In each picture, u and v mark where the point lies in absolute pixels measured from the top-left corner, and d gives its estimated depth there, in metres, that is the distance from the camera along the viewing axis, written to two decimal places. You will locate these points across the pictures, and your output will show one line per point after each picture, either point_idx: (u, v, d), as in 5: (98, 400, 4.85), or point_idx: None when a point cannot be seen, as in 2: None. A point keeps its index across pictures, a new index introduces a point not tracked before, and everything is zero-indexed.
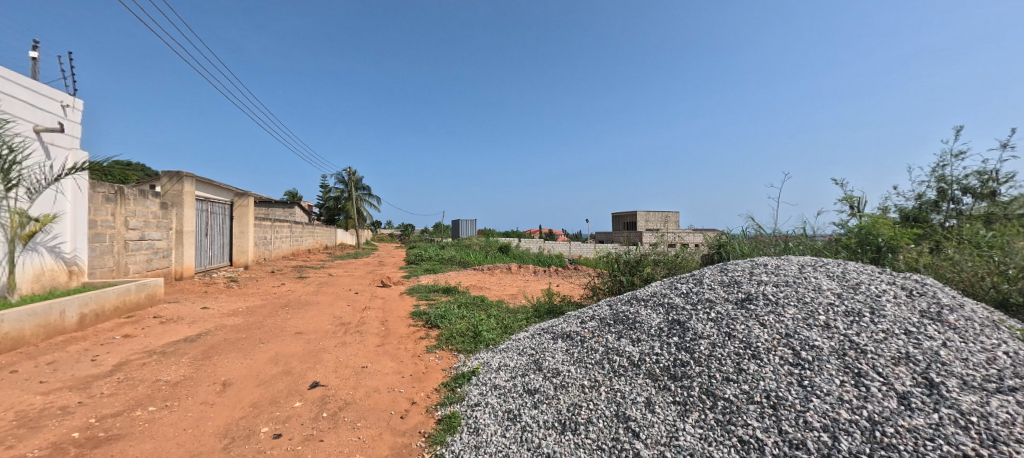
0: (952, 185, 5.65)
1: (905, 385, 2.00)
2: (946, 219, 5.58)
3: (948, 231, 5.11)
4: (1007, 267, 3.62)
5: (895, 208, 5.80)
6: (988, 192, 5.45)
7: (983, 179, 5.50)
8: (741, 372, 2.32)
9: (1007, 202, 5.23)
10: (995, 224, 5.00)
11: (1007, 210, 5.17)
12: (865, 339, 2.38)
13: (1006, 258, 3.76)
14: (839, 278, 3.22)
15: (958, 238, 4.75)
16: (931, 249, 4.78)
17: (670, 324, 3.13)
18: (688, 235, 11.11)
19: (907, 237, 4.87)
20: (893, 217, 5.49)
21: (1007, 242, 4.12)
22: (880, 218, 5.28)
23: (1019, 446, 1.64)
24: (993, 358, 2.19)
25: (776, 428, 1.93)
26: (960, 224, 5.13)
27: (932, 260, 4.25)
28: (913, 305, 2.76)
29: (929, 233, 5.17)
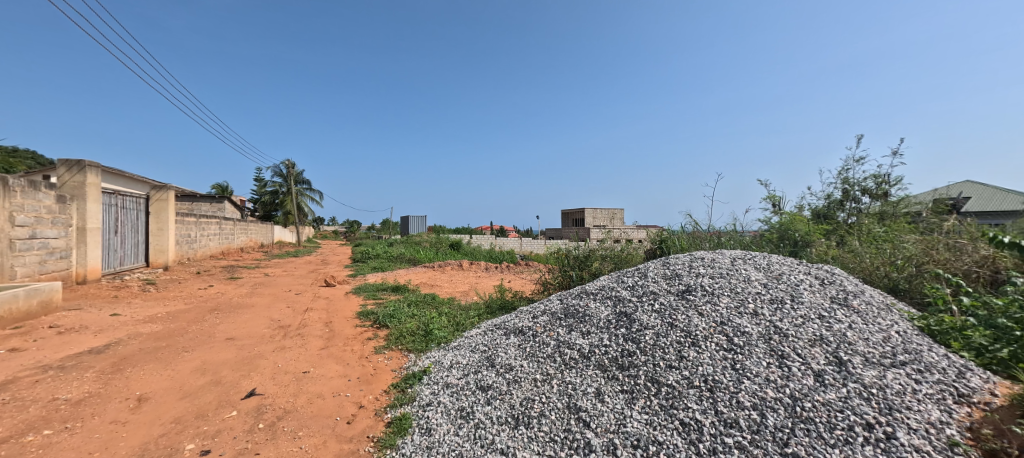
0: (854, 186, 6.38)
1: (820, 364, 2.22)
2: (850, 217, 6.28)
3: (851, 226, 5.77)
4: (897, 257, 4.16)
5: (810, 206, 6.45)
6: (882, 193, 6.24)
7: (878, 182, 6.28)
8: (682, 359, 2.46)
9: (897, 201, 6.01)
10: (888, 220, 5.73)
11: (897, 208, 5.94)
12: (787, 324, 2.61)
13: (896, 249, 4.32)
14: (765, 269, 3.51)
15: (859, 232, 5.37)
16: (838, 242, 5.37)
17: (617, 316, 3.25)
18: (632, 231, 11.65)
19: (820, 233, 5.43)
20: (807, 215, 6.10)
21: (897, 235, 4.73)
22: (798, 215, 5.83)
23: (910, 412, 1.87)
24: (888, 337, 2.49)
25: (713, 409, 2.05)
26: (861, 220, 5.82)
27: (839, 252, 4.78)
28: (825, 292, 3.08)
29: (837, 228, 5.81)
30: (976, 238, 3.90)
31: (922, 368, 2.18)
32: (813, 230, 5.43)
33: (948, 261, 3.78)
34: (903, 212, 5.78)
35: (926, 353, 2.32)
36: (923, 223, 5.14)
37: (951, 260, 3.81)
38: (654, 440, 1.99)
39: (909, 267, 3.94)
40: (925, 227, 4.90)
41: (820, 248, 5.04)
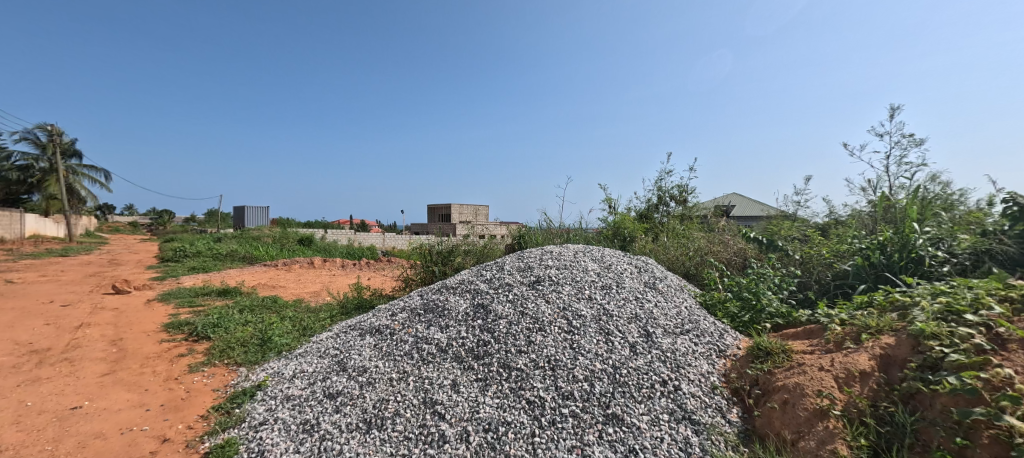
0: (665, 193, 7.90)
1: (635, 337, 2.69)
2: (663, 217, 7.75)
3: (663, 224, 7.14)
4: (690, 249, 5.31)
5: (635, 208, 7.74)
6: (683, 199, 7.87)
7: (681, 190, 7.90)
8: (530, 343, 2.69)
9: (692, 205, 7.67)
10: (687, 220, 7.27)
11: (692, 211, 7.57)
12: (613, 306, 3.09)
13: (690, 242, 5.51)
14: (599, 261, 4.09)
15: (668, 230, 6.67)
16: (653, 237, 6.58)
17: (475, 308, 3.37)
18: (494, 227, 12.16)
19: (642, 229, 6.56)
20: (633, 215, 7.30)
21: (691, 232, 6.04)
22: (626, 215, 6.94)
23: (690, 367, 2.42)
24: (680, 311, 3.17)
25: (553, 386, 2.30)
26: (669, 220, 7.25)
27: (654, 245, 5.87)
28: (641, 278, 3.75)
29: (654, 226, 7.11)
30: (737, 234, 5.24)
31: (700, 333, 2.84)
32: (637, 227, 6.51)
33: (720, 252, 4.98)
34: (698, 214, 7.41)
35: (702, 321, 3.03)
36: (708, 222, 6.67)
37: (721, 250, 5.05)
38: (503, 421, 2.14)
39: (697, 257, 5.07)
40: (710, 225, 6.37)
41: (642, 242, 6.09)
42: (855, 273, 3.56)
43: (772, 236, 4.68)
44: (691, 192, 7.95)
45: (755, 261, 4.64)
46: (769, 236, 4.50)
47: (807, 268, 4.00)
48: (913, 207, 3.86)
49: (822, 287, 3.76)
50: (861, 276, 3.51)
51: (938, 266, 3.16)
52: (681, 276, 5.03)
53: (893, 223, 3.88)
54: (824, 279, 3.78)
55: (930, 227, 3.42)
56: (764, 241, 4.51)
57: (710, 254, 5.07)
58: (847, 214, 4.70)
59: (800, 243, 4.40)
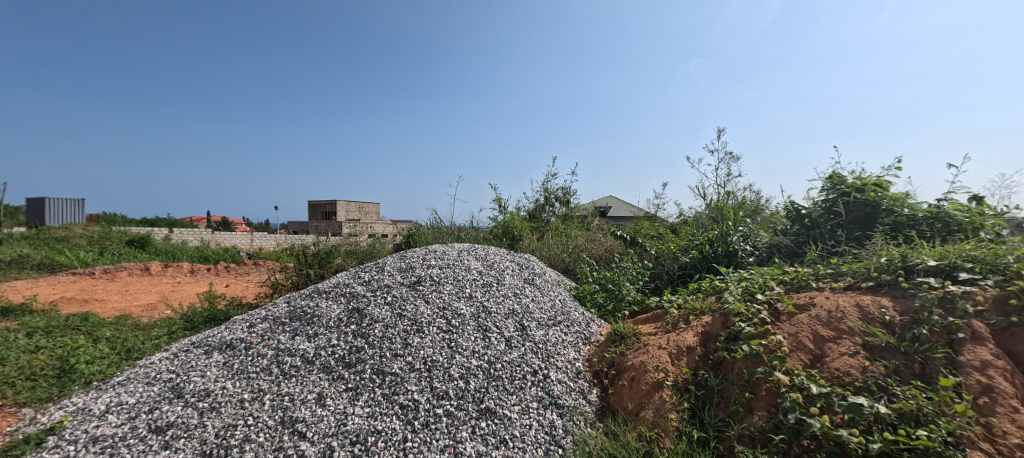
0: (551, 194, 8.44)
1: (510, 332, 2.81)
2: (549, 216, 8.27)
3: (548, 223, 7.61)
4: (569, 245, 5.76)
5: (524, 208, 8.10)
6: (566, 199, 8.51)
7: (564, 191, 8.52)
8: (406, 346, 2.61)
9: (574, 206, 8.34)
10: (569, 219, 7.87)
11: (574, 211, 8.22)
12: (492, 303, 3.18)
13: (570, 240, 5.99)
14: (482, 259, 4.17)
15: (552, 228, 7.13)
16: (539, 235, 6.96)
17: (349, 313, 3.14)
18: (382, 225, 11.53)
19: (529, 228, 6.89)
20: (522, 215, 7.63)
21: (571, 231, 6.55)
22: (515, 215, 7.21)
23: (559, 355, 2.63)
24: (554, 304, 3.41)
25: (429, 387, 2.28)
26: (554, 220, 7.76)
27: (538, 243, 6.22)
28: (521, 274, 3.93)
29: (540, 225, 7.53)
30: (607, 232, 5.84)
31: (570, 324, 3.09)
32: (524, 226, 6.82)
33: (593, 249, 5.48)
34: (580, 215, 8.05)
35: (572, 312, 3.30)
36: (586, 221, 7.32)
37: (595, 246, 5.59)
38: (373, 430, 2.03)
39: (575, 253, 5.52)
40: (587, 224, 6.98)
41: (528, 240, 6.40)
42: (692, 265, 4.27)
43: (635, 234, 5.34)
44: (573, 193, 8.62)
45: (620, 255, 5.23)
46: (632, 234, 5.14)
47: (658, 260, 4.65)
48: (733, 210, 4.81)
49: (670, 277, 4.42)
50: (697, 267, 4.22)
51: (748, 256, 3.99)
52: (560, 272, 5.41)
53: (721, 222, 4.75)
54: (671, 270, 4.45)
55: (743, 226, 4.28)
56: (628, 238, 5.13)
57: (585, 251, 5.55)
58: (690, 216, 5.62)
59: (655, 239, 5.11)
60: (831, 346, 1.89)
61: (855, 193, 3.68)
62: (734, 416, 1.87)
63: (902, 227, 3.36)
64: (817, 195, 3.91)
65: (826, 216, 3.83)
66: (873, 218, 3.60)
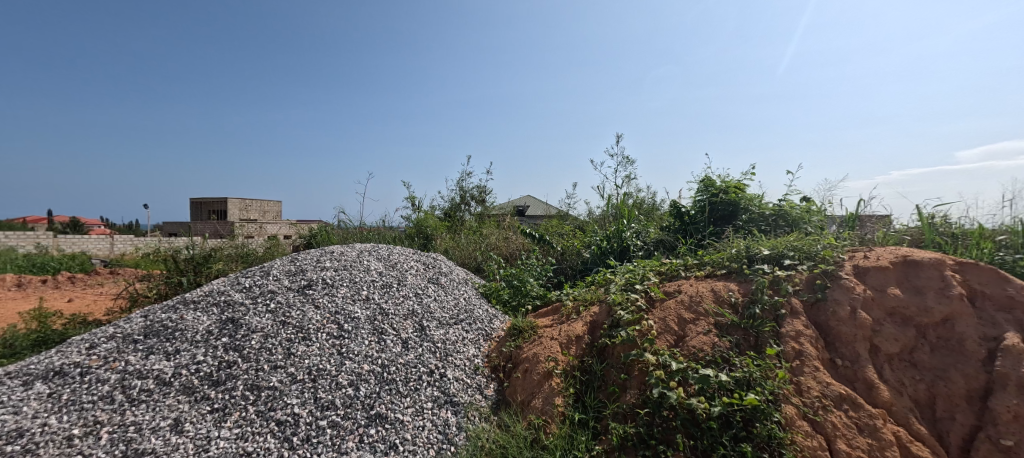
0: (466, 193, 8.38)
1: (408, 333, 2.73)
2: (465, 215, 8.20)
3: (462, 222, 7.55)
4: (482, 244, 5.77)
5: (439, 206, 7.93)
6: (481, 198, 8.51)
7: (480, 190, 8.52)
8: (288, 356, 2.38)
9: (489, 205, 8.37)
10: (484, 218, 7.89)
11: (489, 209, 8.26)
12: (391, 304, 3.05)
13: (483, 238, 6.00)
14: (385, 259, 3.97)
15: (465, 227, 7.09)
16: (453, 234, 6.87)
17: (222, 324, 2.77)
18: (281, 226, 10.40)
19: (443, 227, 6.77)
20: (436, 214, 7.47)
21: (485, 229, 6.57)
22: (429, 214, 7.02)
23: (458, 354, 2.62)
24: (458, 302, 3.38)
25: (312, 399, 2.10)
26: (469, 219, 7.72)
27: (450, 242, 6.11)
28: (425, 274, 3.83)
29: (455, 224, 7.44)
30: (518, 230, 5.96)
31: (472, 321, 3.09)
32: (438, 225, 6.67)
33: (504, 247, 5.55)
34: (495, 213, 8.11)
35: (476, 310, 3.31)
36: (501, 220, 7.40)
37: (507, 244, 5.68)
38: (242, 454, 1.82)
39: (487, 251, 5.54)
40: (501, 222, 7.05)
41: (441, 239, 6.27)
42: (592, 260, 4.55)
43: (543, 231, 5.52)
44: (489, 192, 8.66)
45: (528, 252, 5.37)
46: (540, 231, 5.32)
47: (563, 257, 4.87)
48: (629, 208, 5.23)
49: (573, 272, 4.65)
50: (597, 262, 4.51)
51: (641, 251, 4.38)
52: (472, 270, 5.40)
53: (618, 220, 5.14)
54: (574, 264, 4.68)
55: (635, 224, 4.69)
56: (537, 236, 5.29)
57: (497, 249, 5.61)
58: (594, 214, 6.00)
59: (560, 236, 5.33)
60: (690, 327, 2.16)
61: (722, 194, 4.26)
62: (612, 396, 2.05)
63: (755, 222, 3.97)
64: (694, 196, 4.44)
65: (701, 214, 4.36)
66: (736, 216, 4.19)
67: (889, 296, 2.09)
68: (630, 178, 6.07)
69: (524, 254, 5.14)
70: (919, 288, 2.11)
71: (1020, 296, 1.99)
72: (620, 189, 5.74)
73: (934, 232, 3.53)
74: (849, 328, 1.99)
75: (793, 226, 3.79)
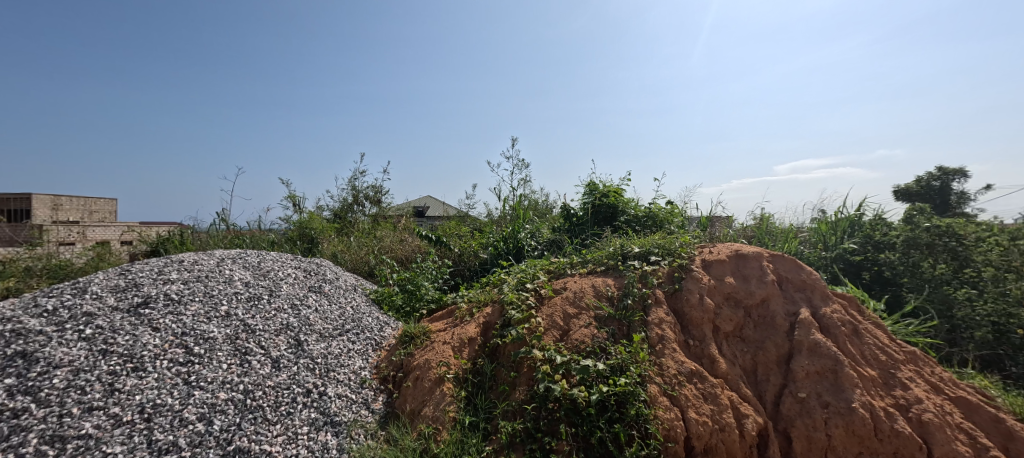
0: (359, 193, 7.80)
1: (280, 350, 2.42)
2: (357, 217, 7.63)
3: (353, 224, 7.02)
4: (375, 246, 5.43)
5: (326, 207, 7.26)
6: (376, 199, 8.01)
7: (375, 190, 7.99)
8: (111, 393, 1.93)
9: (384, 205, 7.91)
10: (379, 219, 7.44)
11: (384, 210, 7.81)
12: (258, 319, 2.67)
13: (376, 241, 5.64)
14: (253, 268, 3.47)
15: (357, 229, 6.61)
16: (342, 237, 6.35)
17: (5, 361, 2.12)
18: (116, 228, 8.45)
19: (330, 229, 6.20)
20: (322, 215, 6.82)
21: (378, 231, 6.19)
22: (314, 215, 6.37)
23: (341, 368, 2.41)
24: (343, 311, 3.11)
25: (145, 443, 1.74)
26: (361, 220, 7.21)
27: (338, 245, 5.63)
28: (304, 282, 3.44)
29: (344, 226, 6.87)
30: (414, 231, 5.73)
31: (359, 330, 2.88)
32: (325, 228, 6.08)
33: (399, 250, 5.28)
34: (391, 214, 7.70)
35: (364, 318, 3.08)
36: (397, 221, 7.07)
37: (402, 245, 5.41)
38: None
39: (380, 254, 5.21)
40: (396, 223, 6.70)
41: (328, 243, 5.74)
42: (489, 260, 4.60)
43: (440, 232, 5.37)
44: (384, 192, 8.19)
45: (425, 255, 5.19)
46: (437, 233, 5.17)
47: (460, 257, 4.83)
48: (525, 210, 5.41)
49: (470, 273, 4.65)
50: (494, 263, 4.57)
51: (535, 251, 4.56)
52: (363, 276, 5.05)
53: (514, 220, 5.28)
54: (472, 265, 4.68)
55: (529, 225, 4.87)
56: (433, 238, 5.13)
57: (391, 252, 5.32)
58: (492, 215, 6.06)
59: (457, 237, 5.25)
60: (574, 321, 2.32)
61: (605, 198, 4.66)
62: (502, 395, 2.10)
63: (632, 224, 4.43)
64: (581, 198, 4.77)
65: (587, 216, 4.72)
66: (616, 217, 4.63)
67: (725, 284, 2.50)
68: (525, 180, 6.28)
69: (419, 256, 4.96)
70: (746, 276, 2.57)
71: (810, 279, 2.55)
72: (516, 191, 5.91)
73: (761, 231, 4.35)
74: (698, 312, 2.34)
75: (660, 226, 4.33)
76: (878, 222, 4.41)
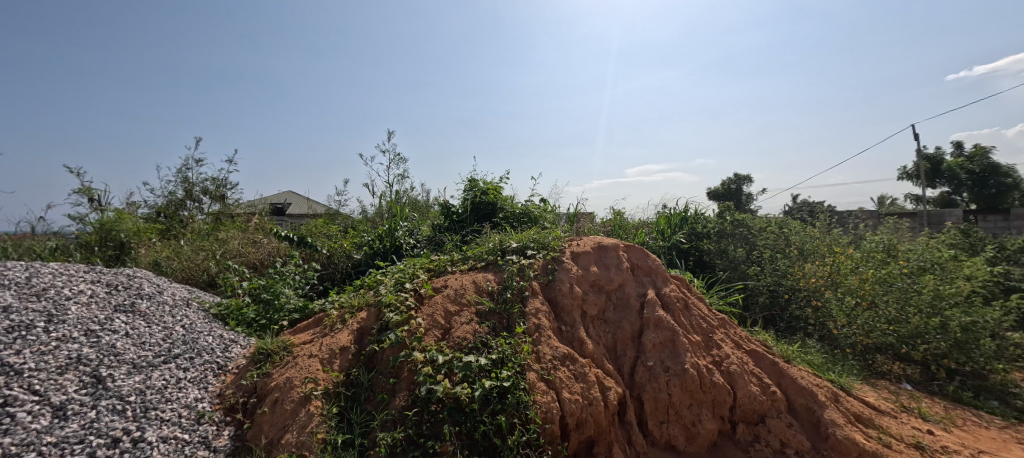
0: (193, 186, 6.41)
1: (67, 394, 1.83)
2: (191, 216, 6.26)
3: (185, 225, 5.75)
4: (217, 250, 4.54)
5: (144, 204, 5.80)
6: (219, 194, 6.67)
7: (216, 184, 6.67)
8: None
9: (230, 202, 6.65)
10: (221, 219, 6.23)
11: (231, 208, 6.55)
12: (28, 355, 1.98)
13: (218, 244, 4.71)
14: (17, 287, 2.56)
15: (191, 232, 5.44)
16: (168, 241, 5.14)
17: None
18: None
19: (151, 232, 4.96)
20: (137, 214, 5.41)
21: (221, 232, 5.17)
22: (125, 213, 5.02)
23: (166, 404, 1.93)
24: (169, 333, 2.50)
25: None
26: (197, 220, 5.95)
27: (164, 252, 4.55)
28: (107, 301, 2.67)
29: (172, 228, 5.58)
30: (269, 231, 4.94)
31: (194, 354, 2.35)
32: (142, 230, 4.85)
33: (250, 253, 4.49)
34: (238, 212, 6.52)
35: (201, 338, 2.53)
36: (247, 220, 6.03)
37: (253, 247, 4.60)
38: None
39: (223, 260, 4.35)
40: (245, 223, 5.70)
41: (149, 250, 4.60)
42: (364, 261, 4.26)
43: (305, 232, 4.76)
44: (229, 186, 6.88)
45: (286, 258, 4.52)
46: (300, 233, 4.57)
47: (329, 259, 4.32)
48: (402, 207, 5.13)
49: (341, 276, 4.21)
50: (369, 264, 4.25)
51: (413, 249, 4.36)
52: (201, 287, 4.18)
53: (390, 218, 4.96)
54: (342, 267, 4.25)
55: (406, 222, 4.64)
56: (296, 238, 4.51)
57: (239, 257, 4.49)
58: (365, 213, 5.61)
59: (325, 236, 4.72)
60: (455, 319, 2.28)
61: (483, 195, 4.72)
62: (380, 405, 1.94)
63: (510, 220, 4.59)
64: (461, 195, 4.74)
65: (467, 212, 4.72)
66: (495, 213, 4.73)
67: (590, 273, 2.74)
68: (402, 176, 5.98)
69: (278, 260, 4.31)
70: (606, 265, 2.87)
71: (654, 265, 2.97)
72: (392, 187, 5.58)
73: (619, 225, 4.92)
74: (569, 300, 2.52)
75: (535, 221, 4.57)
76: (702, 216, 5.36)
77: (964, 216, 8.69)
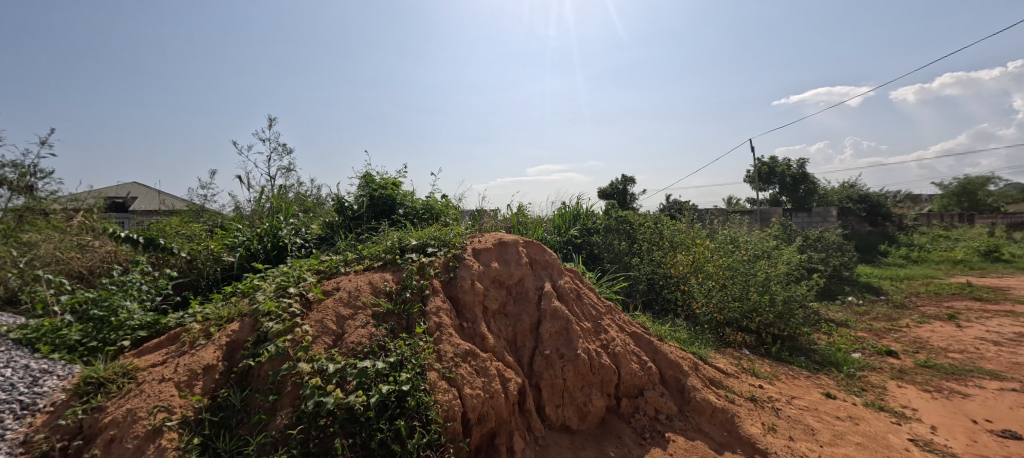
0: None
1: None
2: None
3: None
4: (22, 257, 3.54)
5: None
6: (24, 185, 5.20)
7: (19, 172, 5.18)
8: None
9: (42, 195, 5.22)
10: (27, 216, 4.87)
11: (42, 202, 5.14)
12: None
13: (21, 249, 3.66)
14: None
15: None
16: None
17: None
18: None
19: None
20: None
21: (24, 233, 4.02)
22: None
23: None
24: None
25: None
26: None
27: None
28: None
29: None
30: (103, 232, 4.01)
31: None
32: None
33: (72, 259, 3.55)
34: (54, 207, 5.11)
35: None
36: (70, 217, 4.82)
37: (76, 250, 3.67)
38: None
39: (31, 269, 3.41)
40: (67, 221, 4.54)
41: None
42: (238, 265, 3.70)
43: (155, 232, 3.93)
44: (39, 175, 5.40)
45: (129, 264, 3.70)
46: (148, 233, 3.69)
47: (192, 267, 3.63)
48: (286, 202, 4.60)
49: (207, 284, 3.60)
50: (244, 267, 3.71)
51: (296, 250, 3.94)
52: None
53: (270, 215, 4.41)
54: (208, 275, 3.62)
55: (291, 220, 4.18)
56: (144, 241, 3.64)
57: (55, 265, 3.53)
58: (239, 209, 4.90)
59: (184, 237, 3.98)
60: (348, 323, 2.11)
61: (381, 190, 4.47)
62: (257, 427, 1.72)
63: (410, 216, 4.43)
64: (355, 191, 4.43)
65: (362, 209, 4.43)
66: (393, 210, 4.51)
67: (491, 269, 2.78)
68: (286, 169, 5.37)
69: (115, 269, 3.46)
70: (507, 260, 2.93)
71: (551, 259, 3.13)
72: (274, 181, 4.97)
73: (519, 221, 5.09)
74: (470, 296, 2.52)
75: (436, 218, 4.48)
76: (592, 213, 5.83)
77: (783, 213, 10.90)
